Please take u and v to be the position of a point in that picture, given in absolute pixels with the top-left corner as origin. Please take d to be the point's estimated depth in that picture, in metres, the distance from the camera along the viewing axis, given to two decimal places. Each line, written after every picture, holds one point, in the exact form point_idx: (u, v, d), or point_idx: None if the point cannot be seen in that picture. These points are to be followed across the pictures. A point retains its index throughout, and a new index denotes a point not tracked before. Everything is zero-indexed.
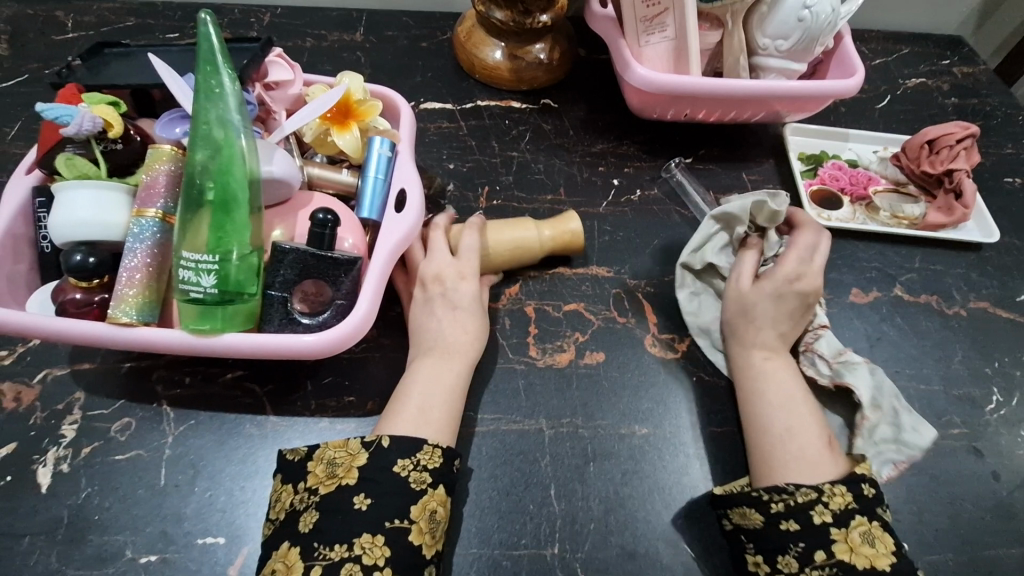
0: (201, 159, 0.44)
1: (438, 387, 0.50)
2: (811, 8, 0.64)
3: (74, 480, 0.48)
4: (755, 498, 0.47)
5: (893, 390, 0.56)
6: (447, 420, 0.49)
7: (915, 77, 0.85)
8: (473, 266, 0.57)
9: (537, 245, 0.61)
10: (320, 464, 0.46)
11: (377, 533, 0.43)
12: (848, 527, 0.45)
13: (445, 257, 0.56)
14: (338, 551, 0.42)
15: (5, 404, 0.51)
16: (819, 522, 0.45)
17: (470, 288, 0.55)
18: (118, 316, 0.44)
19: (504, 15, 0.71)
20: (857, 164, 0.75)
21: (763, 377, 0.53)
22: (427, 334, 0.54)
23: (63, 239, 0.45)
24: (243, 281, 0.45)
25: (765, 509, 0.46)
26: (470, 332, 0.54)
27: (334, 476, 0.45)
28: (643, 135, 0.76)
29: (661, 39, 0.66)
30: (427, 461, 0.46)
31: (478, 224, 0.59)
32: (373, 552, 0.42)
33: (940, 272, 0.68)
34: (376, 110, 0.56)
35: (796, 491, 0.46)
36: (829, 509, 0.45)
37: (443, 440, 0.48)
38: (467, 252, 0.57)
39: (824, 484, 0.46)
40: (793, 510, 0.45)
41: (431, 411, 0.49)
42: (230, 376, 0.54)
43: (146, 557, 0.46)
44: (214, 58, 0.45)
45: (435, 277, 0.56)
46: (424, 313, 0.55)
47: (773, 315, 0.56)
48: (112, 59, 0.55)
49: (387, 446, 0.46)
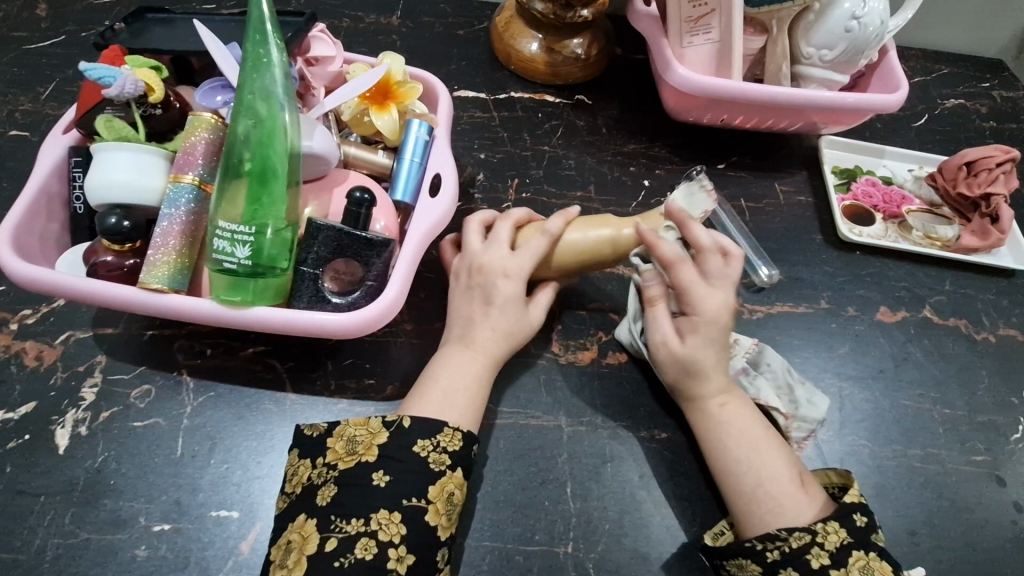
0: (243, 130, 0.44)
1: (468, 377, 0.50)
2: (860, 20, 0.62)
3: (91, 443, 0.48)
4: (750, 549, 0.45)
5: (785, 368, 0.57)
6: (470, 406, 0.49)
7: (954, 98, 0.84)
8: (526, 268, 0.53)
9: (612, 247, 0.56)
10: (340, 441, 0.45)
11: (394, 510, 0.42)
12: (847, 564, 0.44)
13: (500, 252, 0.54)
14: (355, 525, 0.41)
15: (27, 362, 0.51)
16: (817, 567, 0.43)
17: (513, 287, 0.53)
18: (149, 281, 0.43)
19: (545, 7, 0.70)
20: (891, 181, 0.74)
21: (731, 429, 0.50)
22: (459, 317, 0.53)
23: (98, 200, 0.45)
24: (276, 255, 0.44)
25: (762, 560, 0.45)
26: (500, 331, 0.52)
27: (353, 453, 0.44)
28: (678, 137, 0.75)
29: (705, 41, 0.65)
30: (447, 444, 0.45)
31: (556, 230, 0.55)
32: (389, 528, 0.42)
33: (971, 296, 0.67)
34: (416, 93, 0.55)
35: (789, 536, 0.44)
36: (826, 550, 0.44)
37: (466, 425, 0.47)
38: (526, 250, 0.54)
39: (815, 524, 0.45)
40: (790, 557, 0.44)
41: (455, 394, 0.48)
42: (251, 351, 0.53)
43: (159, 525, 0.46)
44: (263, 27, 0.45)
45: (482, 270, 0.53)
46: (462, 300, 0.53)
47: (716, 368, 0.52)
48: (154, 25, 0.55)
49: (408, 426, 0.45)
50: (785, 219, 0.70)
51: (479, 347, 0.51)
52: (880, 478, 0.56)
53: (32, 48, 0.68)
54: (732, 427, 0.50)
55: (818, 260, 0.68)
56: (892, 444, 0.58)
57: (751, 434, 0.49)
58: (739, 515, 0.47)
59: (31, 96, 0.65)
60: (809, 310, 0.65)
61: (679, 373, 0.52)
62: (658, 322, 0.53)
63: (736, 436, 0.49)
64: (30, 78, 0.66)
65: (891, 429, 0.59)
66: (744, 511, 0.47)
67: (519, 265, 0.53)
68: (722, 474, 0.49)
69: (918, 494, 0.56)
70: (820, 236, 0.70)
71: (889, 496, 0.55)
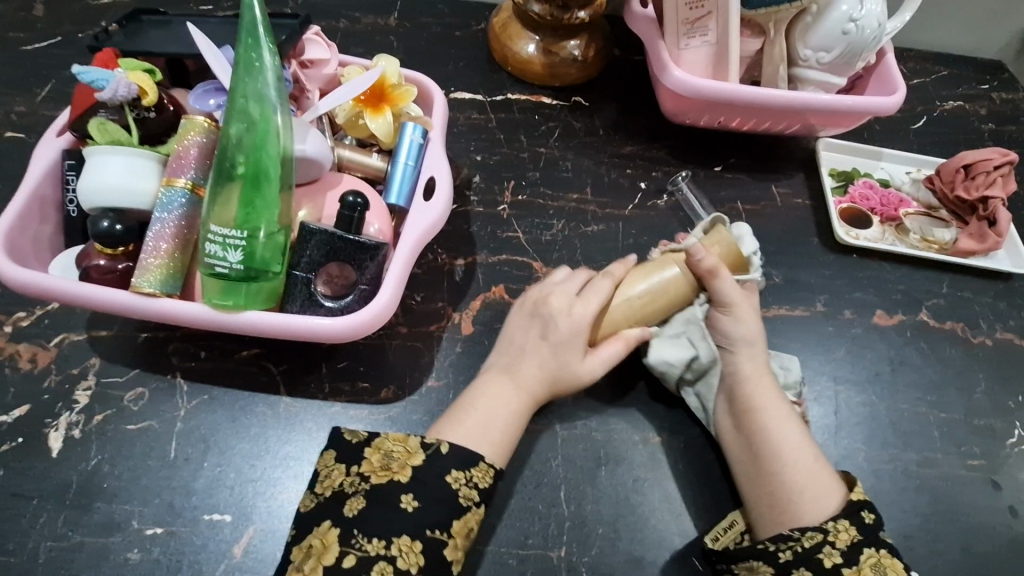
0: (236, 133, 0.44)
1: (505, 405, 0.50)
2: (857, 22, 0.62)
3: (85, 446, 0.48)
4: (762, 551, 0.45)
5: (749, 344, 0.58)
6: (503, 440, 0.48)
7: (952, 99, 0.83)
8: (591, 309, 0.53)
9: (676, 293, 0.54)
10: (376, 454, 0.46)
11: (416, 538, 0.42)
12: (859, 563, 0.44)
13: (566, 288, 0.55)
14: (376, 546, 0.42)
15: (21, 365, 0.51)
16: (829, 566, 0.44)
17: (571, 327, 0.52)
18: (141, 286, 0.44)
19: (542, 8, 0.70)
20: (889, 184, 0.74)
21: (772, 423, 0.50)
22: (511, 349, 0.53)
23: (91, 204, 0.45)
24: (269, 259, 0.44)
25: (774, 561, 0.45)
26: (547, 368, 0.52)
27: (387, 470, 0.45)
28: (676, 139, 0.74)
29: (702, 43, 0.65)
30: (479, 478, 0.45)
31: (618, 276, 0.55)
32: (408, 557, 0.42)
33: (968, 299, 0.67)
34: (410, 96, 0.55)
35: (801, 536, 0.45)
36: (837, 548, 0.44)
37: (496, 460, 0.47)
38: (590, 292, 0.54)
39: (827, 523, 0.45)
40: (802, 557, 0.44)
41: (490, 428, 0.48)
42: (245, 353, 0.53)
43: (152, 529, 0.46)
44: (255, 31, 0.45)
45: (541, 302, 0.55)
46: (521, 333, 0.54)
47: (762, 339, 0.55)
48: (149, 27, 0.54)
49: (444, 452, 0.46)
50: (782, 221, 0.70)
51: (526, 383, 0.51)
52: (876, 482, 0.56)
53: (29, 49, 0.68)
54: (774, 416, 0.50)
55: (815, 263, 0.68)
56: (888, 448, 0.58)
57: (788, 425, 0.50)
58: (762, 514, 0.48)
59: (27, 97, 0.65)
60: (805, 313, 0.64)
61: (742, 338, 0.54)
62: (729, 287, 0.54)
63: (781, 419, 0.50)
64: (26, 79, 0.66)
65: (887, 433, 0.58)
66: (770, 512, 0.47)
67: (580, 304, 0.53)
68: (762, 471, 0.48)
69: (914, 498, 0.56)
70: (818, 239, 0.69)
71: (884, 500, 0.55)
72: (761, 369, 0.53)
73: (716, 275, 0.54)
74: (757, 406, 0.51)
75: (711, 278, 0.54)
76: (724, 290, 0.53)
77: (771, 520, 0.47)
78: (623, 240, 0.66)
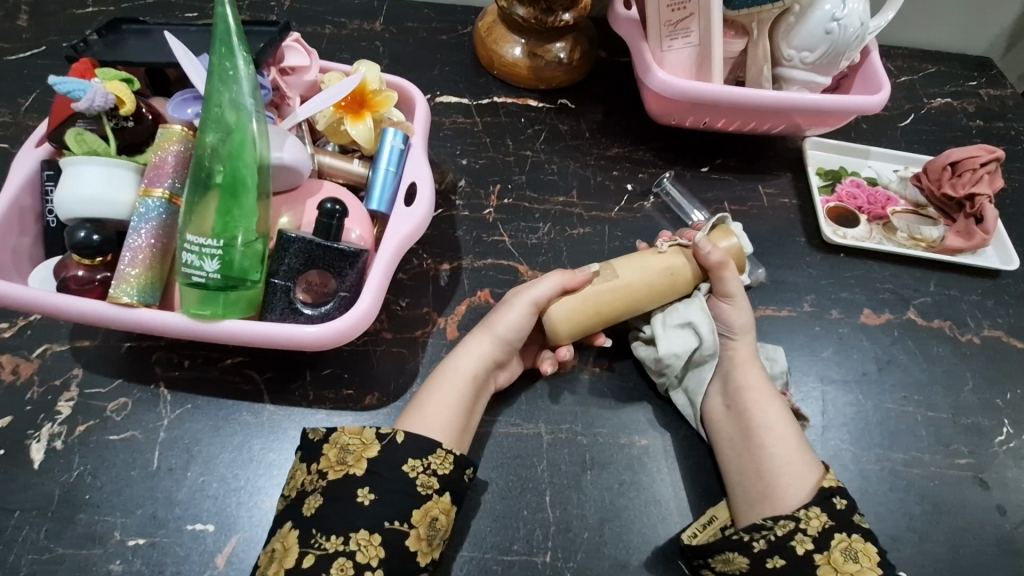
0: (212, 142, 0.44)
1: (463, 398, 0.50)
2: (840, 21, 0.62)
3: (67, 457, 0.48)
4: (737, 541, 0.46)
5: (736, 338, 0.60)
6: (459, 427, 0.49)
7: (940, 97, 0.83)
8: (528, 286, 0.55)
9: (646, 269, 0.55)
10: (333, 449, 0.46)
11: (375, 531, 0.42)
12: (829, 548, 0.45)
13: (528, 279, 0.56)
14: (333, 543, 0.42)
15: (3, 376, 0.51)
16: (802, 552, 0.45)
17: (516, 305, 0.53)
18: (119, 296, 0.43)
19: (526, 11, 0.69)
20: (876, 182, 0.73)
21: (756, 412, 0.51)
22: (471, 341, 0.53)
23: (68, 214, 0.45)
24: (247, 268, 0.44)
25: (749, 551, 0.46)
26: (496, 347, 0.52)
27: (343, 464, 0.45)
28: (662, 140, 0.74)
29: (685, 45, 0.65)
30: (438, 467, 0.46)
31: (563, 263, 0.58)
32: (367, 550, 0.42)
33: (956, 297, 0.67)
34: (391, 102, 0.55)
35: (774, 525, 0.46)
36: (809, 535, 0.45)
37: (452, 445, 0.48)
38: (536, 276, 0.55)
39: (798, 511, 0.46)
40: (776, 545, 0.45)
41: (448, 414, 0.49)
42: (228, 362, 0.53)
43: (134, 540, 0.46)
44: (229, 40, 0.45)
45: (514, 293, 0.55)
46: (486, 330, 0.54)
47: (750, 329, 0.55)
48: (129, 36, 0.54)
49: (400, 442, 0.46)
50: (769, 222, 0.70)
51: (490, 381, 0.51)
52: (863, 482, 0.56)
53: (13, 60, 0.68)
54: (758, 407, 0.51)
55: (802, 262, 0.68)
56: (875, 448, 0.58)
57: (773, 416, 0.51)
58: (745, 505, 0.48)
59: (11, 107, 0.65)
60: (792, 313, 0.64)
61: (734, 328, 0.55)
62: (732, 281, 0.55)
63: (761, 406, 0.51)
64: (10, 90, 0.66)
65: (874, 433, 0.58)
66: (755, 504, 0.48)
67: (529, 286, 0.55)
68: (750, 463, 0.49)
69: (901, 497, 0.55)
70: (805, 239, 0.69)
71: (872, 500, 0.55)
72: (748, 358, 0.54)
73: (722, 269, 0.55)
74: (738, 387, 0.52)
75: (717, 271, 0.55)
76: (728, 283, 0.55)
77: (754, 511, 0.48)
78: (609, 242, 0.66)
